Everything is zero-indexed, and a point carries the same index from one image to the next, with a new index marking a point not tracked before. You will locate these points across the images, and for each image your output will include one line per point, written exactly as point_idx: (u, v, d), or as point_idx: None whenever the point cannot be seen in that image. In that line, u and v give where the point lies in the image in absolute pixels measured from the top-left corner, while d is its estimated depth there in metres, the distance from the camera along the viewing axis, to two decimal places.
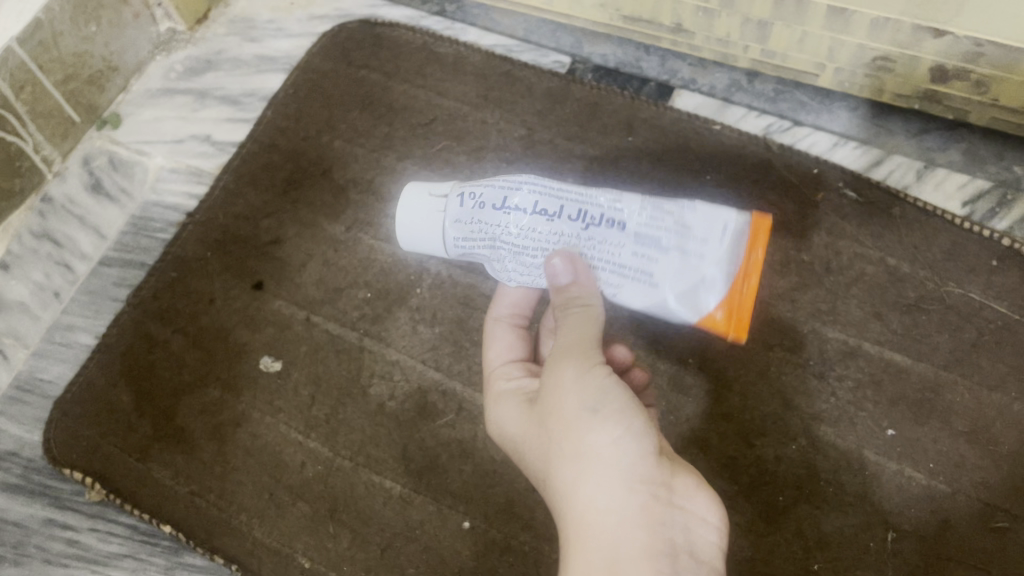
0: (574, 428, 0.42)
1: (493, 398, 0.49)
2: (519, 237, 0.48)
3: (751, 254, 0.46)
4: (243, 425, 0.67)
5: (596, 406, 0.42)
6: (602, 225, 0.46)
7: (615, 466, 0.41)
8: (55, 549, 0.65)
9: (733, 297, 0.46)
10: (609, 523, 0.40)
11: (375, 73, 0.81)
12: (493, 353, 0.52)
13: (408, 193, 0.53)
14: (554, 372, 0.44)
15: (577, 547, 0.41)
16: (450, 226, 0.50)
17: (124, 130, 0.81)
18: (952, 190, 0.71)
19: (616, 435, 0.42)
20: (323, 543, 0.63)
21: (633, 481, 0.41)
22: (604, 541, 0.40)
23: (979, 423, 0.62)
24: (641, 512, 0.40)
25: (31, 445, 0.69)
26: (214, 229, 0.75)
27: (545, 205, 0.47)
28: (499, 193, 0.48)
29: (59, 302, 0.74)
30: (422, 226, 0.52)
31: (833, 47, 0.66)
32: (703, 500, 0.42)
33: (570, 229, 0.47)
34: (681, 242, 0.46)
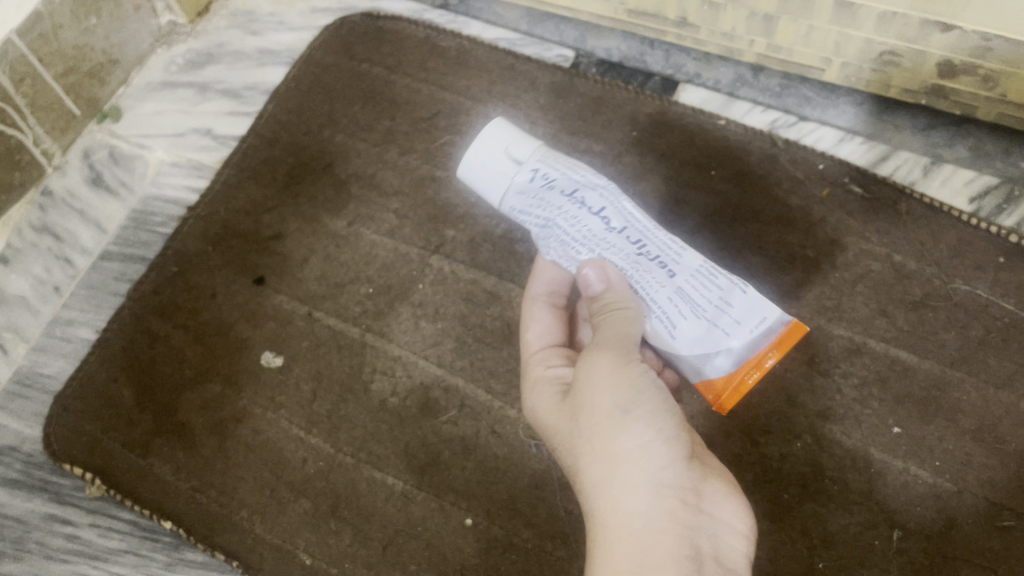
0: (607, 426, 0.43)
1: (529, 385, 0.50)
2: (571, 229, 0.48)
3: (773, 348, 0.47)
4: (244, 421, 0.67)
5: (627, 407, 0.43)
6: (652, 258, 0.47)
7: (646, 468, 0.42)
8: (55, 544, 0.65)
9: (734, 376, 0.46)
10: (637, 524, 0.42)
11: (376, 67, 0.80)
12: (531, 334, 0.53)
13: (491, 131, 0.53)
14: (590, 368, 0.45)
15: (605, 544, 0.42)
16: (511, 185, 0.51)
17: (124, 124, 0.81)
18: (959, 186, 0.71)
19: (649, 437, 0.43)
20: (325, 540, 0.63)
21: (662, 484, 0.42)
22: (633, 540, 0.41)
23: (986, 421, 0.62)
24: (669, 516, 0.42)
25: (31, 440, 0.69)
26: (215, 224, 0.74)
27: (610, 216, 0.48)
28: (574, 185, 0.49)
29: (59, 296, 0.73)
30: (485, 171, 0.52)
31: (840, 41, 0.65)
32: (727, 507, 0.44)
33: (623, 246, 0.48)
34: (715, 310, 0.46)
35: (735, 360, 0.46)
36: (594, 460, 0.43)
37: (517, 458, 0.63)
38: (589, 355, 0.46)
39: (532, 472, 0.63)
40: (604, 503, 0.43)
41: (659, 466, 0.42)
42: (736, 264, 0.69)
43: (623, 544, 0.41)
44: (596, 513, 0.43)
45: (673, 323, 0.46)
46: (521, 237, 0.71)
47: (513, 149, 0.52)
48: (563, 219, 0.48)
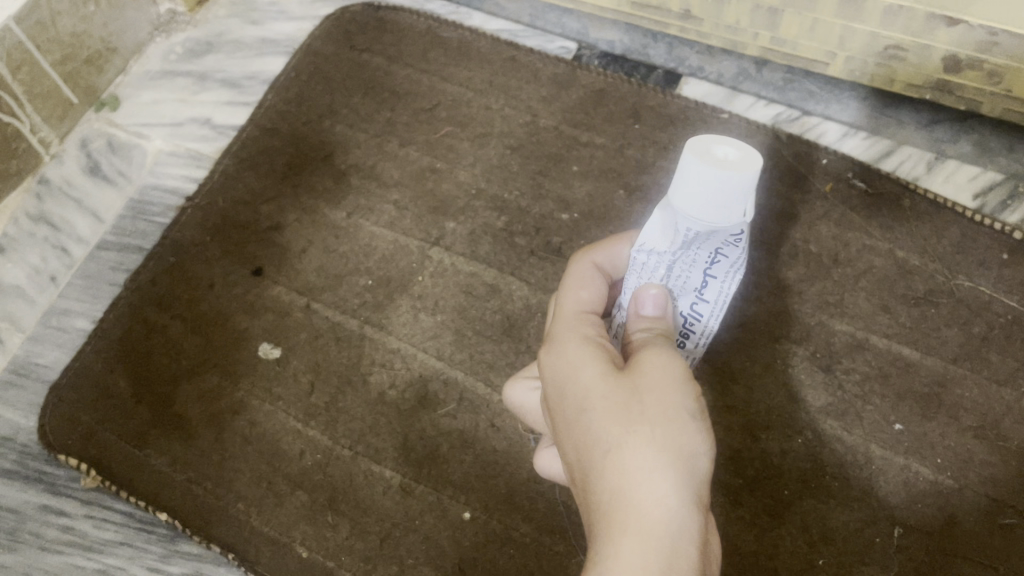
0: (673, 421, 0.36)
1: (562, 341, 0.41)
2: (677, 270, 0.39)
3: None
4: (241, 413, 0.66)
5: (694, 412, 0.36)
6: (686, 324, 0.42)
7: (698, 475, 0.36)
8: (51, 535, 0.64)
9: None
10: (675, 528, 0.34)
11: (377, 57, 0.80)
12: (583, 295, 0.44)
13: (748, 168, 0.34)
14: (664, 360, 0.37)
15: (634, 546, 0.34)
16: (710, 221, 0.35)
17: (123, 113, 0.80)
18: (963, 182, 0.70)
19: (704, 453, 0.36)
20: (322, 533, 0.62)
21: (702, 497, 0.36)
22: (668, 554, 0.34)
23: (988, 418, 0.61)
24: (701, 539, 0.35)
25: (26, 431, 0.68)
26: (213, 214, 0.74)
27: (710, 288, 0.39)
28: (727, 258, 0.38)
29: (55, 286, 0.73)
30: (714, 185, 0.34)
31: (844, 35, 0.64)
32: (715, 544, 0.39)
33: (684, 303, 0.40)
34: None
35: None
36: (648, 449, 0.35)
37: (516, 452, 0.63)
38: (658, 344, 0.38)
39: (531, 466, 0.62)
40: (644, 499, 0.35)
41: (704, 478, 0.36)
42: None
43: (655, 553, 0.34)
44: (627, 507, 0.35)
45: None
46: (522, 230, 0.70)
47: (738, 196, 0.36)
48: (682, 261, 0.38)
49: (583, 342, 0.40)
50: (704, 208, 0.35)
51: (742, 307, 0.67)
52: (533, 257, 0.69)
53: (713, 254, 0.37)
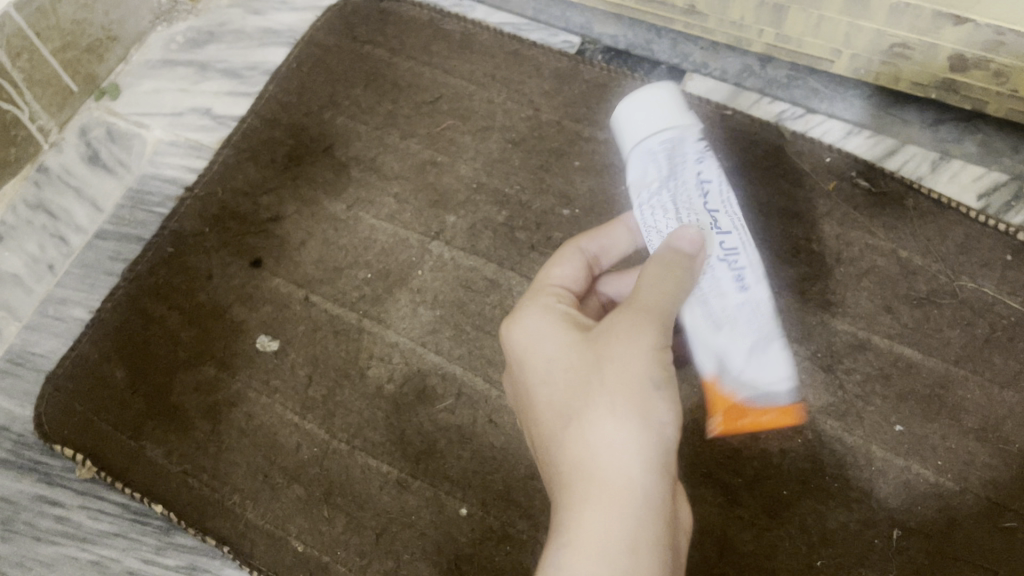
0: (635, 392, 0.37)
1: (536, 313, 0.42)
2: (688, 200, 0.41)
3: (773, 413, 0.41)
4: (238, 405, 0.66)
5: (662, 382, 0.37)
6: (731, 268, 0.41)
7: (661, 444, 0.37)
8: (45, 526, 0.64)
9: (730, 409, 0.41)
10: (636, 496, 0.36)
11: (379, 49, 0.79)
12: (558, 273, 0.46)
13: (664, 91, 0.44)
14: (632, 331, 0.38)
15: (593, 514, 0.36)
16: (673, 130, 0.43)
17: (123, 101, 0.80)
18: (967, 182, 0.69)
19: (665, 423, 0.37)
20: (318, 527, 0.62)
21: (668, 464, 0.37)
22: (628, 520, 0.36)
23: (989, 420, 0.61)
24: (665, 504, 0.37)
25: (22, 420, 0.67)
26: (213, 205, 0.73)
27: (719, 217, 0.41)
28: (716, 180, 0.42)
29: (53, 275, 0.72)
30: (649, 101, 0.43)
31: (850, 33, 0.64)
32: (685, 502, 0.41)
33: (711, 243, 0.41)
34: (755, 350, 0.41)
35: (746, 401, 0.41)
36: (607, 420, 0.37)
37: (514, 448, 0.63)
38: (627, 313, 0.39)
39: (529, 462, 0.62)
40: (604, 468, 0.37)
41: (670, 446, 0.37)
42: None
43: (612, 521, 0.36)
44: (587, 476, 0.37)
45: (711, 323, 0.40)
46: (523, 224, 0.70)
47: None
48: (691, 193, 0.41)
49: (553, 313, 0.42)
50: (659, 118, 0.43)
51: None
52: (534, 252, 0.69)
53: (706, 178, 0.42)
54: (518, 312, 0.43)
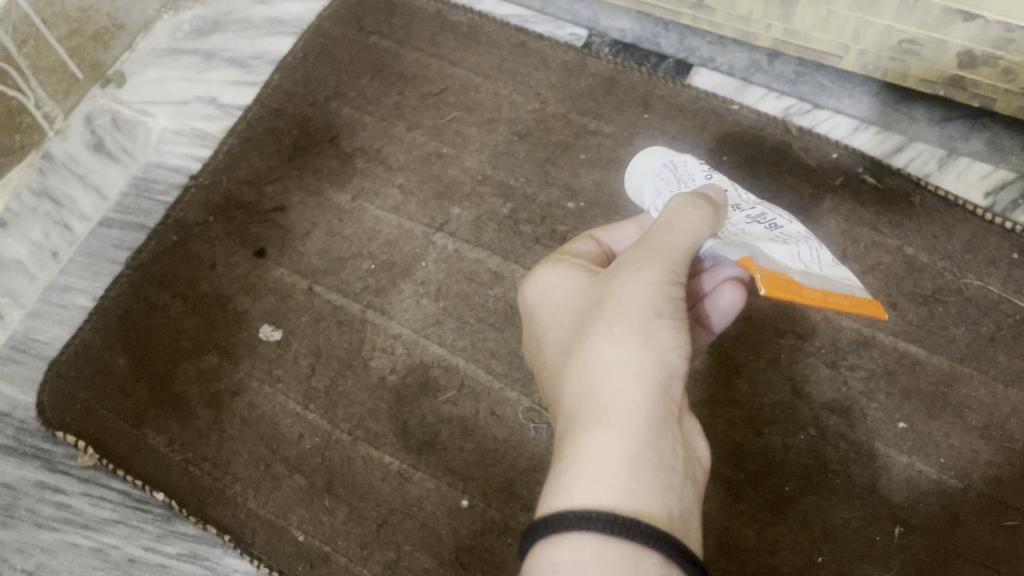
0: (634, 319, 0.38)
1: (554, 268, 0.45)
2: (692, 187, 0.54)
3: (846, 300, 0.43)
4: (241, 394, 0.66)
5: (661, 310, 0.38)
6: (762, 222, 0.50)
7: (661, 368, 0.37)
8: (46, 513, 0.63)
9: (803, 292, 0.42)
10: (635, 416, 0.36)
11: (386, 40, 0.79)
12: (582, 249, 0.48)
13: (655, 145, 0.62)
14: (636, 265, 0.40)
15: (592, 436, 0.35)
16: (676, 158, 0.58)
17: (128, 90, 0.79)
18: (974, 179, 0.69)
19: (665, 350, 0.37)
20: (319, 517, 0.62)
21: (668, 390, 0.37)
22: (626, 438, 0.35)
23: (994, 418, 0.61)
24: (667, 429, 0.36)
25: (24, 407, 0.67)
26: (217, 194, 0.73)
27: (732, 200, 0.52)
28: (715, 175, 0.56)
29: (57, 262, 0.72)
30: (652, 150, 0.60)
31: (858, 28, 0.64)
32: (700, 446, 0.39)
33: (738, 218, 0.51)
34: (810, 261, 0.46)
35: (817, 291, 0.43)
36: (607, 347, 0.38)
37: (517, 440, 0.62)
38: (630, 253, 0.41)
39: (531, 454, 0.62)
40: (602, 392, 0.37)
41: (672, 373, 0.37)
42: None
43: (610, 439, 0.35)
44: (587, 405, 0.37)
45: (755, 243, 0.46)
46: (528, 217, 0.70)
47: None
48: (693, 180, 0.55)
49: (568, 267, 0.45)
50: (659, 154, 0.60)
51: (748, 301, 0.66)
52: (538, 245, 0.68)
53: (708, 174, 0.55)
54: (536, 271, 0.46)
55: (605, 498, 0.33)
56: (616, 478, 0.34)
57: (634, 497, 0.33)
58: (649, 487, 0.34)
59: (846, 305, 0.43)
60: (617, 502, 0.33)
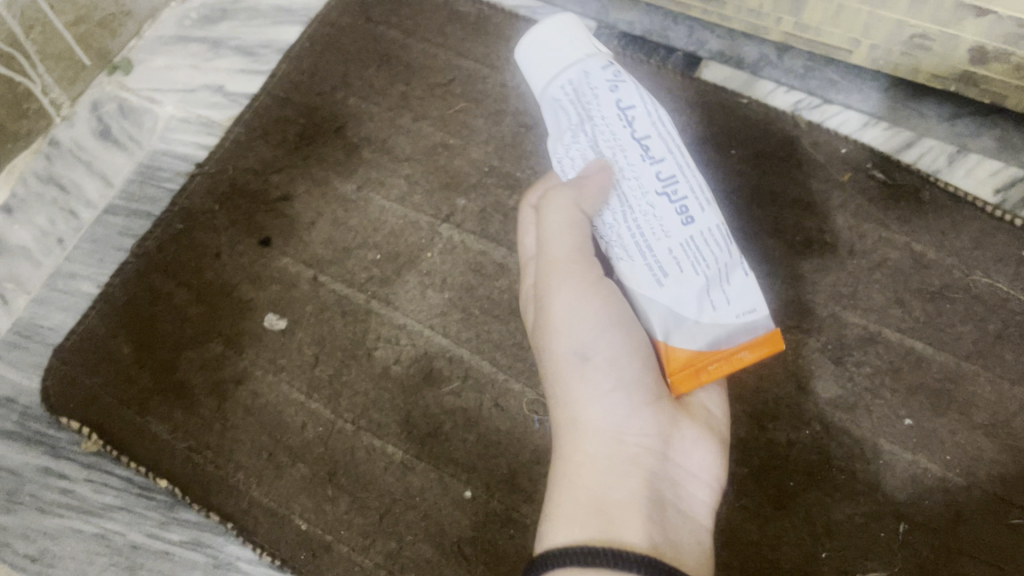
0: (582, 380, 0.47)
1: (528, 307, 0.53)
2: (599, 134, 0.43)
3: (746, 352, 0.44)
4: (245, 383, 0.66)
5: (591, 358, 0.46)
6: (672, 201, 0.42)
7: (612, 413, 0.46)
8: (50, 498, 0.64)
9: (705, 365, 0.44)
10: (600, 465, 0.46)
11: (393, 31, 0.79)
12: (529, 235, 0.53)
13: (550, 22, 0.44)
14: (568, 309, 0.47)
15: (569, 484, 0.46)
16: (574, 62, 0.43)
17: (135, 77, 0.79)
18: (984, 176, 0.68)
19: (610, 382, 0.46)
20: (322, 507, 0.62)
21: (627, 431, 0.46)
22: (594, 478, 0.46)
23: (999, 416, 0.60)
24: (632, 460, 0.46)
25: (29, 393, 0.67)
26: (222, 182, 0.73)
27: (653, 145, 0.42)
28: (629, 97, 0.42)
29: (62, 248, 0.72)
30: (545, 41, 0.43)
31: (870, 22, 0.63)
32: (691, 453, 0.49)
33: (648, 180, 0.42)
34: (716, 283, 0.43)
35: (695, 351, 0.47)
36: (570, 393, 0.47)
37: (520, 433, 0.62)
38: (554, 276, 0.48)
39: (535, 447, 0.62)
40: (574, 447, 0.47)
41: (625, 413, 0.46)
42: (753, 245, 0.67)
43: (582, 485, 0.46)
44: (567, 458, 0.47)
45: (664, 276, 0.43)
46: None
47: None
48: (596, 119, 0.42)
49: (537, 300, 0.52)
50: (556, 49, 0.43)
51: None
52: None
53: (620, 104, 0.42)
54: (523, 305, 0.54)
55: (581, 532, 0.43)
56: (591, 523, 0.44)
57: (608, 529, 0.43)
58: (620, 513, 0.44)
59: (744, 356, 0.45)
60: (591, 535, 0.43)
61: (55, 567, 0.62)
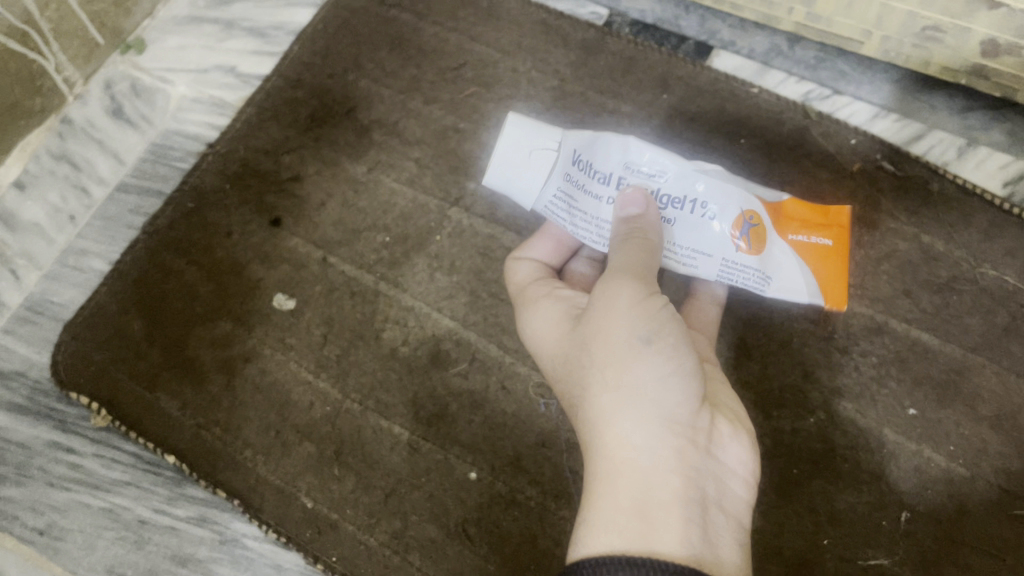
0: (627, 362, 0.43)
1: (530, 312, 0.51)
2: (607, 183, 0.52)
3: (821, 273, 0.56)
4: (252, 361, 0.66)
5: (647, 338, 0.43)
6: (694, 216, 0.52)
7: (659, 402, 0.42)
8: (58, 472, 0.65)
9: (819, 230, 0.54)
10: (642, 461, 0.41)
11: (406, 14, 0.79)
12: (521, 276, 0.55)
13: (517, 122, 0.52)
14: (611, 296, 0.45)
15: (604, 486, 0.41)
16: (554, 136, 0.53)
17: (148, 56, 0.79)
18: (993, 169, 0.68)
19: (669, 367, 0.43)
20: (328, 485, 0.62)
21: (674, 422, 0.42)
22: (638, 478, 0.41)
23: (1004, 408, 0.61)
24: (678, 459, 0.42)
25: (39, 367, 0.68)
26: (233, 162, 0.74)
27: None
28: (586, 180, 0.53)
29: (73, 225, 0.73)
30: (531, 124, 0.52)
31: (882, 13, 0.63)
32: (731, 454, 0.45)
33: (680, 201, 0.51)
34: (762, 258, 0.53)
35: (816, 277, 0.54)
36: (615, 379, 0.43)
37: (525, 416, 0.63)
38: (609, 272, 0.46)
39: (540, 430, 0.62)
40: (609, 443, 0.42)
41: (672, 403, 0.43)
42: None
43: (616, 486, 0.41)
44: (602, 456, 0.42)
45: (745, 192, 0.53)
46: None
47: (534, 163, 0.52)
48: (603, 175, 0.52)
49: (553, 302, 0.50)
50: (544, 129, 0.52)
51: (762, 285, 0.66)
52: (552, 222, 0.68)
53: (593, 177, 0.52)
54: (522, 315, 0.52)
55: (622, 541, 0.39)
56: (635, 528, 0.39)
57: (649, 534, 0.39)
58: (665, 515, 0.40)
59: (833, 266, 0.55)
60: (630, 544, 0.39)
61: (64, 540, 0.63)
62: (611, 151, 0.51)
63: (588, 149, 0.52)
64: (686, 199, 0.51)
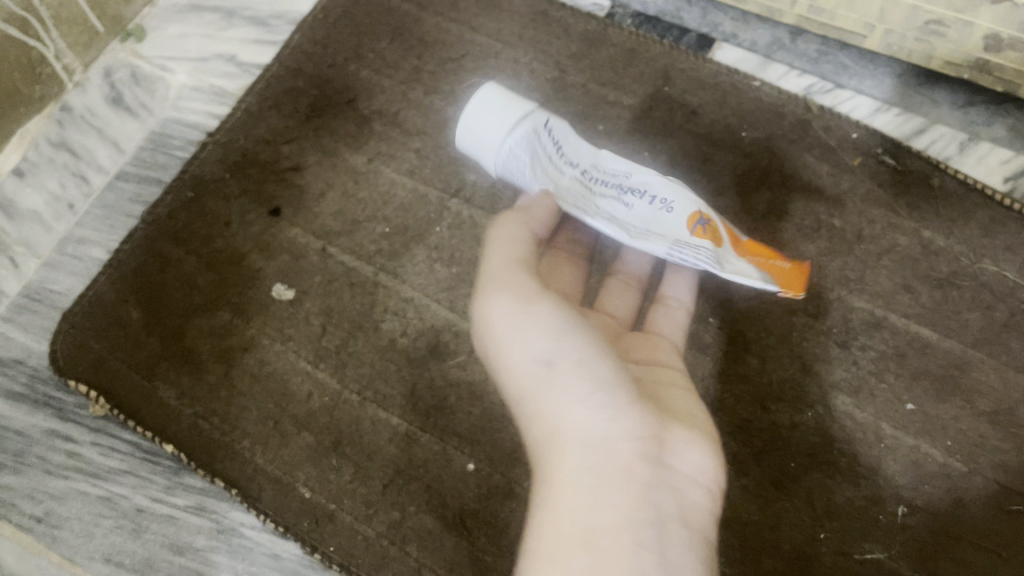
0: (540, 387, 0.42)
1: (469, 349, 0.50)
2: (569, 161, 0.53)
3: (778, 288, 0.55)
4: (251, 351, 0.66)
5: (553, 359, 0.41)
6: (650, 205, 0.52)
7: (583, 423, 0.41)
8: (57, 460, 0.65)
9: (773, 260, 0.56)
10: (578, 488, 0.40)
11: (408, 3, 0.78)
12: None
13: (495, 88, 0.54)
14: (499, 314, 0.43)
15: (544, 519, 0.40)
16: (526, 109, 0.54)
17: (148, 44, 0.79)
18: (994, 165, 0.68)
19: (586, 383, 0.41)
20: (326, 475, 0.62)
21: (607, 441, 0.41)
22: (576, 505, 0.40)
23: (1002, 403, 0.61)
24: (618, 478, 0.40)
25: (38, 355, 0.68)
26: (233, 151, 0.73)
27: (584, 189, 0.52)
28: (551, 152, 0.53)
29: (73, 214, 0.73)
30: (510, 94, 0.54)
31: (886, 6, 0.63)
32: (688, 461, 0.43)
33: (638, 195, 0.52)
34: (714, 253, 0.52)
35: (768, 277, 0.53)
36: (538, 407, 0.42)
37: None
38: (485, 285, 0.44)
39: None
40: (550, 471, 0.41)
41: (598, 420, 0.41)
42: (762, 228, 0.67)
43: (555, 517, 0.40)
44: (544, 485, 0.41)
45: None
46: None
47: (504, 114, 0.52)
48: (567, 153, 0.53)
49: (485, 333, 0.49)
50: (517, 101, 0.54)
51: None
52: None
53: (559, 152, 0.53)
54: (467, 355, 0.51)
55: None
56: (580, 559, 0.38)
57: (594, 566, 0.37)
58: (609, 542, 0.38)
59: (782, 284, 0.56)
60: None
61: (61, 528, 0.63)
62: (580, 147, 0.54)
63: (561, 133, 0.54)
64: (646, 192, 0.52)
